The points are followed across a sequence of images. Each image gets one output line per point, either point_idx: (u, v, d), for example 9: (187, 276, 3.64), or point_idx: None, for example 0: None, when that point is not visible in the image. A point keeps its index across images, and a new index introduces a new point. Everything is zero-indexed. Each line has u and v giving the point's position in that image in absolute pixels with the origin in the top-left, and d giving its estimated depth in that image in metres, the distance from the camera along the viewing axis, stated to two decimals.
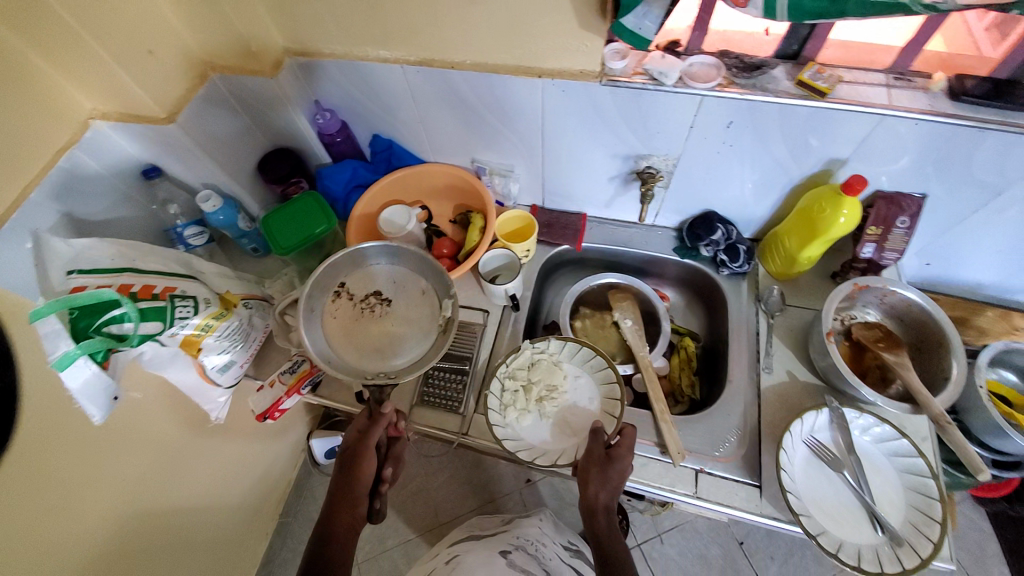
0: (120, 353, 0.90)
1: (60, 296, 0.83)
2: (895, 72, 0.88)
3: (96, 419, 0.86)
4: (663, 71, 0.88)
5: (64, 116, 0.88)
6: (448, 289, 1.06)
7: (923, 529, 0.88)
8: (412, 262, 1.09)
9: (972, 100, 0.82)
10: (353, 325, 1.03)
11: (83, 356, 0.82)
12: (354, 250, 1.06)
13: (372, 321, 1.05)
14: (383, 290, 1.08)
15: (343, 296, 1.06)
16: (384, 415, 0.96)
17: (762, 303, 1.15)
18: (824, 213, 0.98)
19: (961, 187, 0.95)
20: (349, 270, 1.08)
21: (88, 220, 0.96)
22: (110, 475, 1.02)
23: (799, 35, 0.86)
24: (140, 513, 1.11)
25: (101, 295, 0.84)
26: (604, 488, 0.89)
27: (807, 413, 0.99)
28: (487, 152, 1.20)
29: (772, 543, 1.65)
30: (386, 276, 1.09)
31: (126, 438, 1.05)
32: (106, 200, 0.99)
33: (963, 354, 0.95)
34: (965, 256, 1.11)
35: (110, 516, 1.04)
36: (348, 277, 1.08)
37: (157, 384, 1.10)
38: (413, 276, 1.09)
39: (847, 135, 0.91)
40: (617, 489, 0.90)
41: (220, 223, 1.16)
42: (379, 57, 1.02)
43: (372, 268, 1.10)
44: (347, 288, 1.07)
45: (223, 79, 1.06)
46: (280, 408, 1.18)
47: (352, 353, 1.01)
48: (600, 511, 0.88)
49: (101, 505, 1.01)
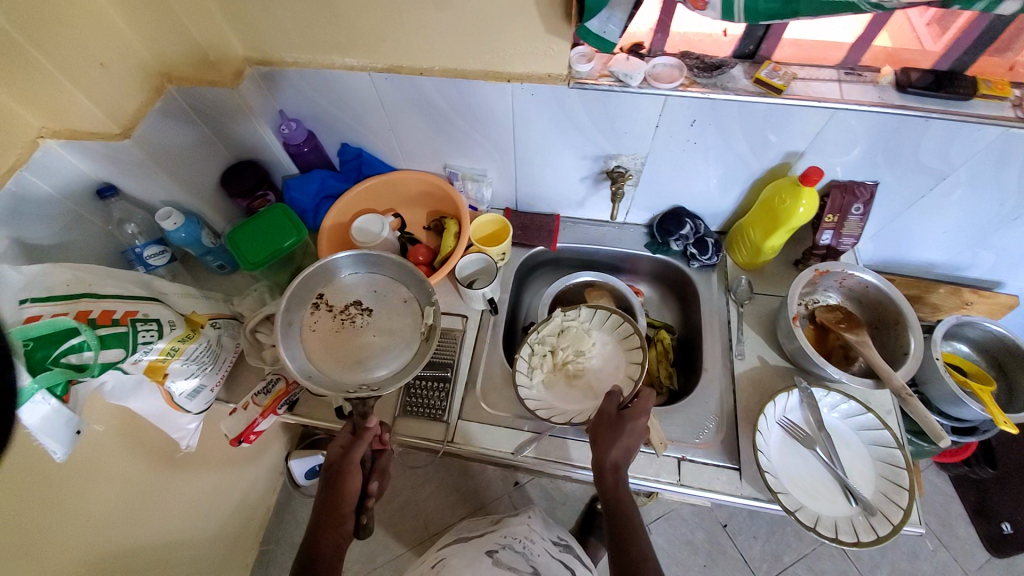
0: (80, 385, 0.84)
1: (13, 328, 0.76)
2: (845, 67, 0.94)
3: (58, 456, 0.81)
4: (627, 73, 0.90)
5: (11, 135, 0.82)
6: (430, 295, 1.04)
7: (893, 496, 0.94)
8: (391, 270, 1.07)
9: (918, 91, 0.88)
10: (332, 337, 1.00)
11: (41, 390, 0.76)
12: (328, 262, 1.03)
13: (351, 332, 1.02)
14: (363, 300, 1.05)
15: (322, 307, 1.03)
16: (369, 429, 0.94)
17: (731, 292, 1.19)
18: (784, 204, 1.03)
19: (910, 173, 1.01)
20: (328, 280, 1.06)
21: (39, 245, 0.90)
22: (74, 516, 0.95)
23: (754, 35, 0.90)
24: (109, 554, 1.04)
25: (56, 323, 0.79)
26: (617, 447, 0.88)
27: (778, 396, 1.02)
28: (460, 157, 1.20)
29: (754, 524, 1.71)
30: (365, 285, 1.07)
31: (88, 474, 0.98)
32: (58, 222, 0.93)
33: (918, 329, 1.02)
34: (916, 238, 1.19)
35: (76, 560, 0.97)
36: (326, 288, 1.05)
37: (118, 415, 1.04)
38: (393, 285, 1.07)
39: (803, 130, 0.96)
40: (628, 449, 0.90)
41: (183, 241, 1.11)
42: (346, 65, 1.00)
43: (353, 277, 1.07)
44: (325, 299, 1.04)
45: (180, 91, 1.01)
46: (255, 431, 1.10)
47: (333, 365, 0.98)
48: (608, 470, 0.88)
49: (67, 549, 0.95)
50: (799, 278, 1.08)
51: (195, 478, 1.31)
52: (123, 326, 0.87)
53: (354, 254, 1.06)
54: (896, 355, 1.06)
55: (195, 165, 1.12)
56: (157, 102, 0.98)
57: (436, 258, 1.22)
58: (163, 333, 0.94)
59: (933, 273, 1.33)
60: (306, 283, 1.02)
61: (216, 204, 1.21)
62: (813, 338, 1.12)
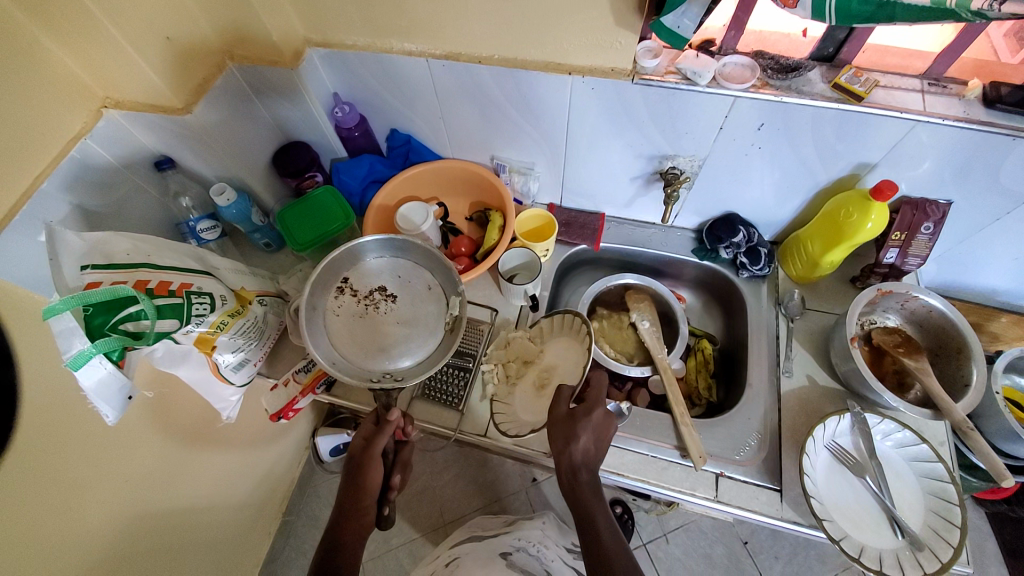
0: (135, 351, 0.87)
1: (75, 293, 0.79)
2: (929, 78, 0.88)
3: (109, 418, 0.85)
4: (697, 71, 0.86)
5: (77, 104, 0.85)
6: (456, 284, 1.01)
7: (944, 533, 0.88)
8: (419, 256, 1.04)
9: (1006, 108, 0.82)
10: (359, 323, 0.98)
11: (98, 355, 0.80)
12: (354, 245, 1.00)
13: (377, 318, 0.99)
14: (388, 286, 1.02)
15: (346, 292, 1.00)
16: (391, 421, 0.95)
17: (781, 306, 1.15)
18: (851, 218, 0.97)
19: (986, 194, 0.94)
20: (352, 264, 1.03)
21: (102, 213, 0.93)
22: (116, 475, 0.99)
23: (836, 37, 0.85)
24: (146, 514, 1.08)
25: (117, 291, 0.80)
26: (582, 445, 0.87)
27: (829, 418, 0.98)
28: (508, 150, 1.18)
29: (776, 543, 1.66)
30: (390, 271, 1.04)
31: (132, 435, 1.02)
32: (119, 192, 0.96)
33: (982, 359, 0.95)
34: (983, 262, 1.11)
35: (117, 516, 1.01)
36: (351, 273, 1.02)
37: (165, 381, 1.07)
38: (419, 272, 1.05)
39: (878, 141, 0.90)
40: (589, 450, 0.88)
41: (233, 217, 1.13)
42: (404, 51, 0.99)
43: (376, 262, 1.04)
44: (350, 284, 1.01)
45: (240, 69, 1.03)
46: (294, 409, 1.18)
47: (356, 351, 0.95)
48: (566, 470, 0.87)
49: (109, 505, 0.99)
50: (856, 300, 1.02)
51: (229, 447, 1.34)
52: (179, 299, 0.89)
53: (383, 237, 1.01)
54: (957, 386, 0.99)
55: (249, 143, 1.13)
56: (217, 79, 1.00)
57: (478, 251, 1.21)
58: (216, 307, 0.95)
59: (995, 300, 1.24)
60: (326, 271, 0.98)
61: (267, 183, 1.23)
62: (869, 360, 1.07)
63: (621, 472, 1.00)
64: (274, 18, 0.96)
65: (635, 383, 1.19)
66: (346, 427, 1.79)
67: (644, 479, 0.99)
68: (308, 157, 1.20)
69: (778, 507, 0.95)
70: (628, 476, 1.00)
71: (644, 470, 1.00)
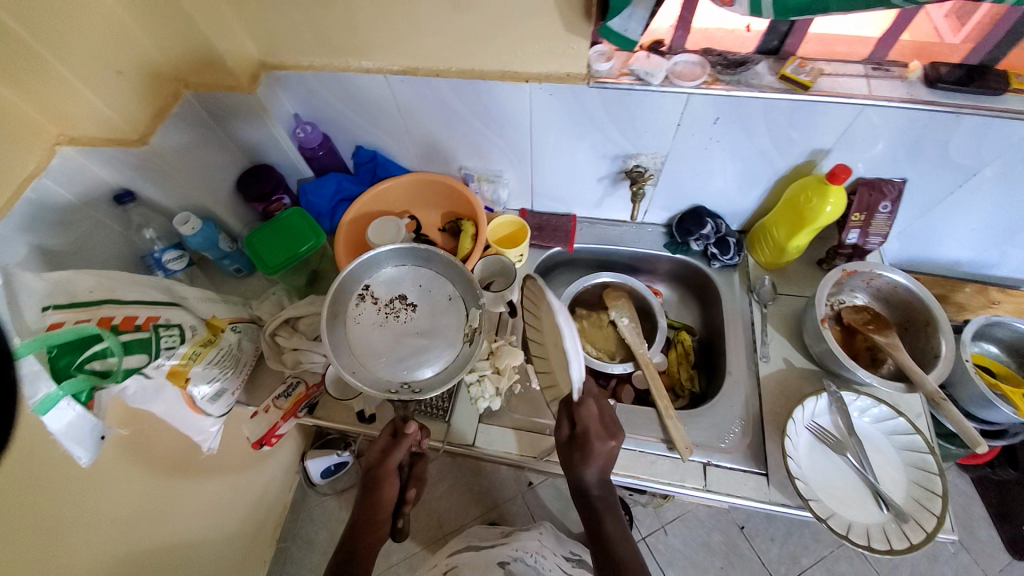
0: (104, 392, 0.84)
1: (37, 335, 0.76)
2: (872, 63, 0.90)
3: (83, 461, 0.82)
4: (649, 71, 0.89)
5: (28, 144, 0.82)
6: (478, 297, 1.01)
7: (927, 504, 0.90)
8: (439, 266, 1.05)
9: (947, 87, 0.85)
10: (378, 330, 0.99)
11: (65, 397, 0.77)
12: (369, 255, 1.01)
13: (396, 326, 1.00)
14: (409, 295, 1.03)
15: (367, 300, 1.02)
16: (408, 434, 0.94)
17: (754, 293, 1.18)
18: (811, 203, 1.00)
19: (939, 170, 0.98)
20: (373, 273, 1.05)
21: (65, 252, 0.91)
22: (98, 520, 0.96)
23: (779, 30, 0.88)
24: (132, 557, 1.05)
25: (79, 330, 0.79)
26: (593, 471, 0.88)
27: (807, 399, 1.01)
28: (474, 159, 1.19)
29: (772, 525, 1.68)
30: (412, 280, 1.05)
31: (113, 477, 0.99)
32: (81, 229, 0.94)
33: (949, 328, 0.98)
34: (942, 235, 1.15)
35: (101, 564, 0.97)
36: (373, 281, 1.04)
37: (143, 418, 1.05)
38: (439, 282, 1.05)
39: (830, 126, 0.93)
40: (607, 466, 0.89)
41: (199, 245, 1.12)
42: (362, 68, 0.99)
43: (398, 271, 1.06)
44: (370, 292, 1.03)
45: (197, 96, 1.01)
46: (276, 434, 1.14)
47: (376, 359, 0.96)
48: (595, 485, 0.89)
49: (93, 553, 0.95)
50: (825, 279, 1.05)
51: (214, 480, 1.32)
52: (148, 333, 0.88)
53: (403, 246, 1.04)
54: (926, 357, 1.02)
55: (211, 169, 1.12)
56: (173, 107, 0.99)
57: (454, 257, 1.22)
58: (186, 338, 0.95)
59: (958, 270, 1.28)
60: (352, 281, 1.01)
61: (233, 209, 1.22)
62: (841, 338, 1.09)
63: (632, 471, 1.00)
64: (228, 44, 0.96)
65: (619, 379, 1.21)
66: (336, 448, 1.77)
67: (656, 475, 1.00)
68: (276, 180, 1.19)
69: (770, 494, 0.96)
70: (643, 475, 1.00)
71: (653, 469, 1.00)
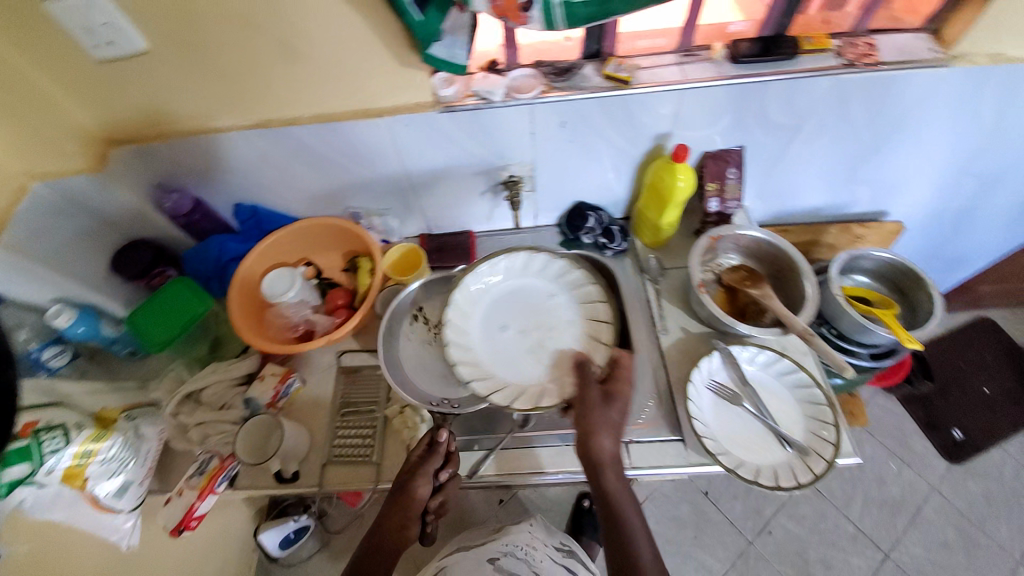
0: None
1: None
2: (683, 50, 1.01)
3: None
4: (488, 90, 0.95)
5: None
6: None
7: (823, 434, 1.00)
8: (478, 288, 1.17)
9: (749, 59, 0.96)
10: (428, 349, 1.15)
11: None
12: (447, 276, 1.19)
13: (439, 346, 1.15)
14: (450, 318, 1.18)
15: (420, 319, 1.18)
16: (442, 443, 0.98)
17: (645, 272, 1.23)
18: (665, 181, 1.09)
19: (769, 132, 1.09)
20: (424, 296, 1.21)
21: None
22: None
23: (594, 35, 0.97)
24: None
25: None
26: (603, 440, 0.88)
27: (701, 360, 1.07)
28: (356, 196, 1.20)
29: (732, 485, 1.75)
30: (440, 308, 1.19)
31: None
32: None
33: (808, 265, 1.11)
34: (795, 188, 1.27)
35: None
36: (426, 303, 1.20)
37: None
38: None
39: (660, 113, 1.02)
40: (620, 433, 0.90)
41: (82, 336, 1.05)
42: (216, 129, 1.00)
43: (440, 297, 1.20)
44: (423, 313, 1.19)
45: (46, 186, 0.97)
46: (198, 514, 1.00)
47: (420, 376, 1.11)
48: (608, 464, 0.88)
49: None
50: (696, 249, 1.14)
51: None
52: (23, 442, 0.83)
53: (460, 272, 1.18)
54: (799, 293, 1.12)
55: (72, 257, 1.05)
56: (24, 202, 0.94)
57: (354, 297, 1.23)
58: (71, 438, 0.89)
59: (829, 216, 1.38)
60: (402, 304, 1.18)
61: (109, 294, 1.15)
62: (721, 296, 1.18)
63: (641, 458, 1.02)
64: None
65: None
66: (292, 514, 1.68)
67: (653, 461, 1.02)
68: (149, 257, 1.15)
69: (694, 463, 1.01)
70: (644, 458, 1.02)
71: (647, 452, 1.03)
